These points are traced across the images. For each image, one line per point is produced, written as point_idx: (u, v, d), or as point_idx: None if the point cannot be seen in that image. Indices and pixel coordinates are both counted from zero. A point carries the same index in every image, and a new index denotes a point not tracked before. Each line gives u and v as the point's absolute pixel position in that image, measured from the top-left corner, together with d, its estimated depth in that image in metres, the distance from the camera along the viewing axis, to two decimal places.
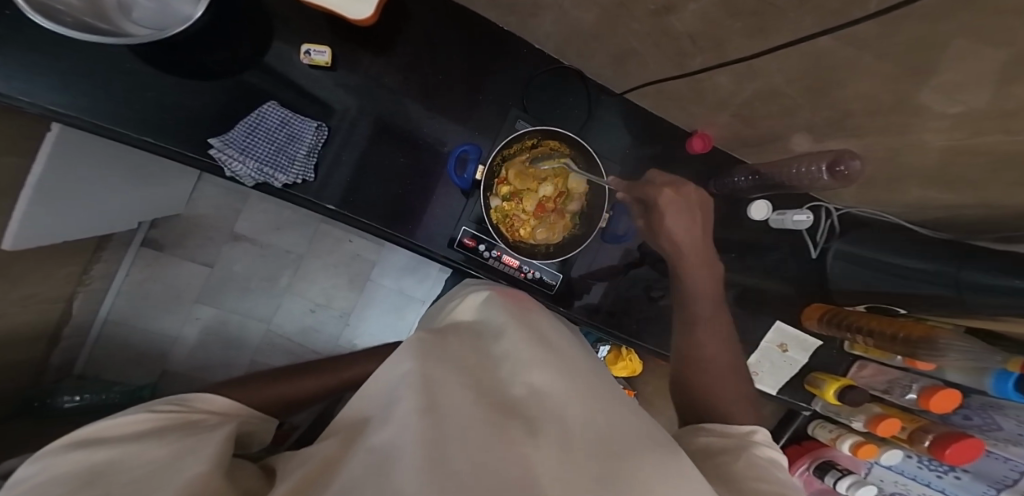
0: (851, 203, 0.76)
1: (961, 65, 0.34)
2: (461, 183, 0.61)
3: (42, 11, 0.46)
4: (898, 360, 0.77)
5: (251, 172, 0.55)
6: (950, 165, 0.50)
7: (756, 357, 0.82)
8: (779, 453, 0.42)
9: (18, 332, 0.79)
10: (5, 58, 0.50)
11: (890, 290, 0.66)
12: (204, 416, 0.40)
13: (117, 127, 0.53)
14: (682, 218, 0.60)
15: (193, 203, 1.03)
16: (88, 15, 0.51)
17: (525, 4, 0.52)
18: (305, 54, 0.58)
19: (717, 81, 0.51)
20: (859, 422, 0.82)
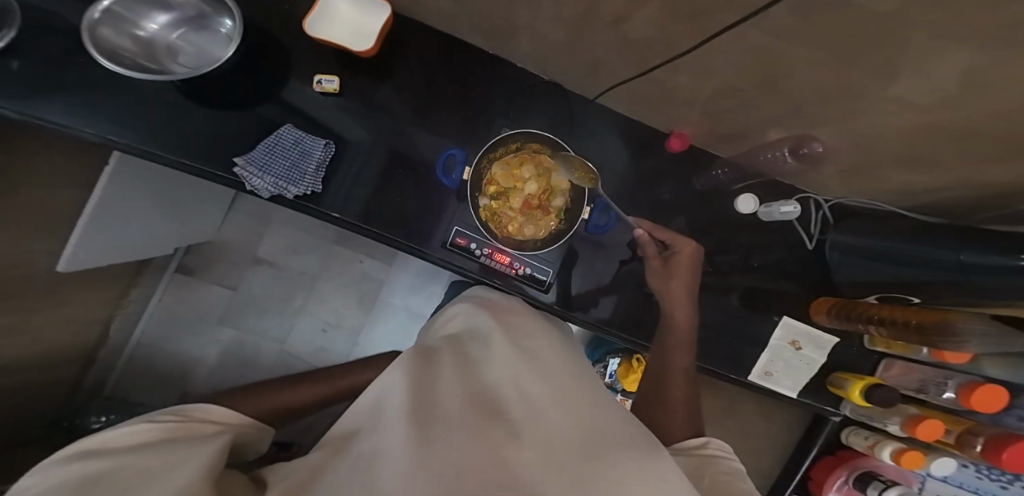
0: (839, 193, 0.77)
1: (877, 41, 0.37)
2: (449, 183, 0.69)
3: (110, 56, 0.62)
4: (925, 354, 0.70)
5: (267, 185, 0.62)
6: (916, 143, 0.52)
7: (764, 357, 0.81)
8: (737, 463, 0.52)
9: (53, 349, 0.86)
10: (74, 98, 0.61)
11: (897, 278, 0.64)
12: (208, 426, 0.45)
13: (155, 150, 0.62)
14: (687, 273, 0.66)
15: (222, 230, 1.13)
16: (143, 57, 0.66)
17: (502, 27, 0.59)
18: (317, 83, 0.67)
19: (680, 78, 0.56)
20: (895, 425, 0.74)
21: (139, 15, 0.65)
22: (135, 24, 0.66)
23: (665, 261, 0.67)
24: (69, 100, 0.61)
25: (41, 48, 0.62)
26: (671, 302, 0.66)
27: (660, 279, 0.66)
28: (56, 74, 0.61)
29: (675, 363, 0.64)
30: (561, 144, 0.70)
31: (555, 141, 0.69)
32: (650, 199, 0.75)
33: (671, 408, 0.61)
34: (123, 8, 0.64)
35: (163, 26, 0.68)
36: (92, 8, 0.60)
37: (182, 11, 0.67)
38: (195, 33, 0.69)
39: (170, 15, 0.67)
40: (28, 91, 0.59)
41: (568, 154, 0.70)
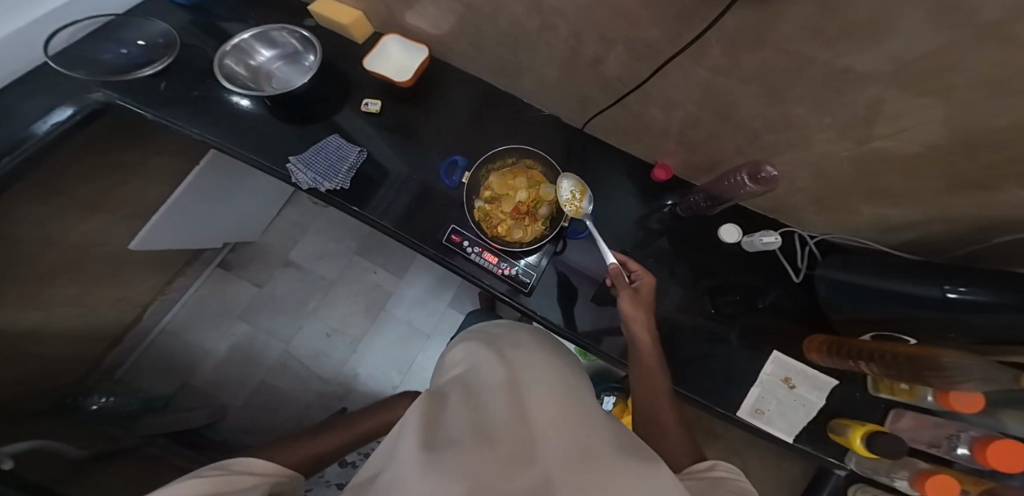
0: (825, 228, 0.73)
1: (779, 59, 0.48)
2: (449, 183, 0.78)
3: (227, 78, 0.84)
4: (930, 401, 0.58)
5: (308, 180, 0.75)
6: (872, 170, 0.57)
7: (752, 394, 0.68)
8: (745, 481, 0.42)
9: (84, 310, 0.98)
10: (195, 110, 0.83)
11: (886, 316, 0.58)
12: (249, 478, 0.47)
13: (236, 148, 0.80)
14: (641, 307, 0.60)
15: (266, 234, 1.27)
16: (250, 80, 0.88)
17: (514, 67, 0.74)
18: (363, 104, 0.82)
19: (652, 112, 0.67)
20: (905, 482, 0.58)
21: (255, 49, 0.88)
22: (251, 55, 0.88)
23: (636, 293, 0.61)
24: (192, 111, 0.83)
25: (184, 68, 0.86)
26: (640, 333, 0.60)
27: (633, 311, 0.60)
28: (190, 93, 0.84)
29: (659, 388, 0.57)
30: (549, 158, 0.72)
31: (544, 156, 0.72)
32: (638, 221, 0.78)
33: (665, 432, 0.54)
34: (246, 44, 0.87)
35: (268, 58, 0.90)
36: (225, 43, 0.84)
37: (284, 49, 0.89)
38: (288, 65, 0.90)
39: (275, 51, 0.89)
40: (169, 104, 0.83)
41: (553, 165, 0.71)
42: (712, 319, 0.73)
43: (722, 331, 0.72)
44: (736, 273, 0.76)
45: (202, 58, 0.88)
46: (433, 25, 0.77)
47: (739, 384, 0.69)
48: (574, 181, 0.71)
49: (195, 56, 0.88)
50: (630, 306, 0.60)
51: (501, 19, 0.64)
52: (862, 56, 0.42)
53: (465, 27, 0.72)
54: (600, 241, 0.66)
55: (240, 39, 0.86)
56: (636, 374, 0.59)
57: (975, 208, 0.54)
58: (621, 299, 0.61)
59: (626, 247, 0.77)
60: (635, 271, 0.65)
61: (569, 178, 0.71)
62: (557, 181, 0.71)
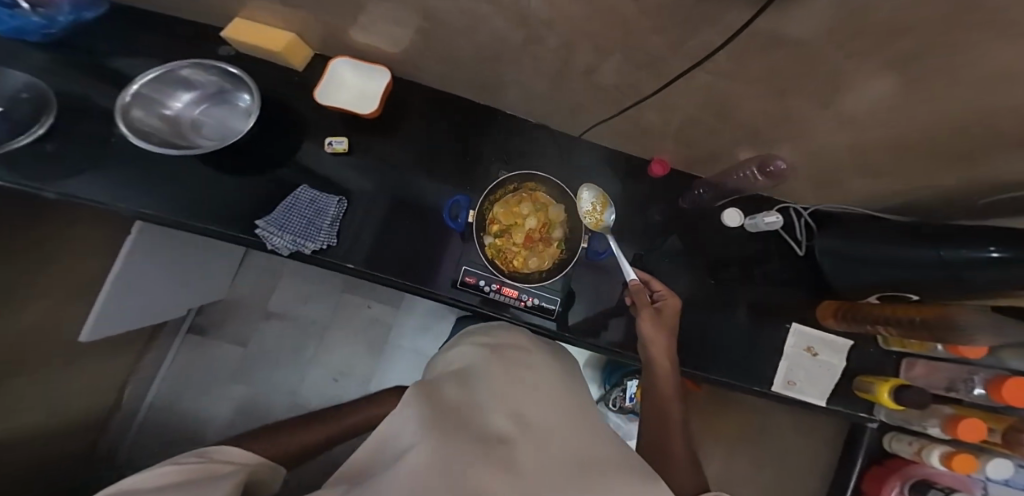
0: (817, 200, 0.76)
1: (790, 71, 0.45)
2: (456, 226, 0.70)
3: (141, 135, 0.71)
4: (940, 350, 0.65)
5: (287, 243, 0.67)
6: (875, 154, 0.58)
7: (782, 367, 0.73)
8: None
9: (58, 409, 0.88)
10: (120, 178, 0.70)
11: (893, 279, 0.59)
12: (224, 465, 0.47)
13: (186, 218, 0.69)
14: (661, 329, 0.59)
15: (234, 288, 1.18)
16: (171, 133, 0.74)
17: (492, 82, 0.68)
18: (328, 145, 0.73)
19: (649, 114, 0.63)
20: (936, 428, 0.64)
21: (165, 95, 0.75)
22: (162, 104, 0.75)
23: (657, 313, 0.61)
24: (116, 180, 0.70)
25: (91, 132, 0.72)
26: (659, 355, 0.59)
27: (652, 331, 0.59)
28: (102, 156, 0.71)
29: (670, 406, 0.57)
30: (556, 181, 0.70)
31: (550, 178, 0.70)
32: (642, 220, 0.77)
33: (672, 456, 0.54)
34: (150, 91, 0.73)
35: (187, 103, 0.77)
36: (122, 93, 0.69)
37: (204, 89, 0.77)
38: (215, 108, 0.78)
39: (194, 93, 0.76)
40: (78, 171, 0.70)
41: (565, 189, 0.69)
42: (727, 305, 0.75)
43: (738, 316, 0.75)
44: (740, 255, 0.78)
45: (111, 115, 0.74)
46: (388, 44, 0.68)
47: (761, 364, 0.73)
48: (595, 192, 0.71)
49: (101, 114, 0.74)
50: (649, 326, 0.59)
51: (478, 36, 0.57)
52: (877, 68, 0.41)
53: (431, 46, 0.64)
54: (621, 259, 0.64)
55: (140, 85, 0.71)
56: (647, 394, 0.59)
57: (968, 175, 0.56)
58: (643, 319, 0.60)
59: (637, 250, 0.76)
60: (658, 290, 0.65)
61: (591, 189, 0.71)
62: (576, 193, 0.71)
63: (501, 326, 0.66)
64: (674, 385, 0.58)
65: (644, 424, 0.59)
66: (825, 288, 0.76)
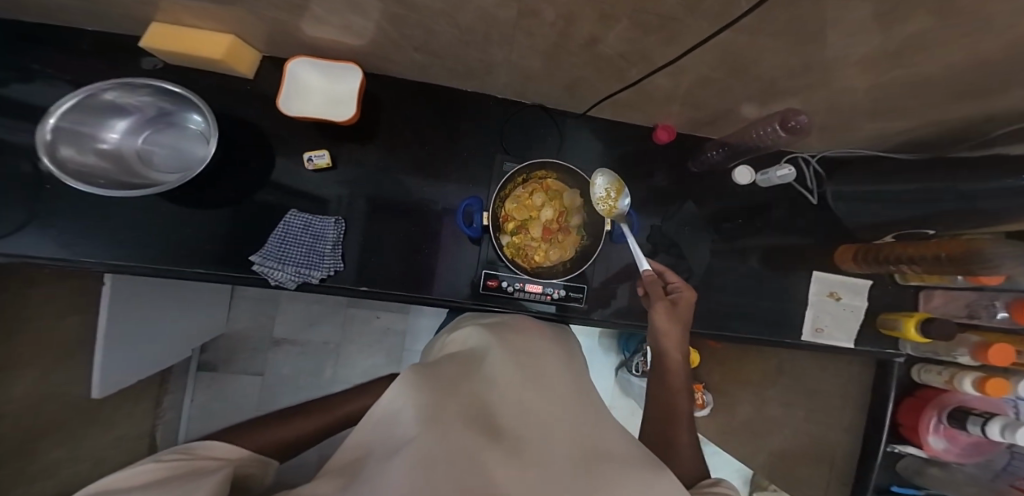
0: (823, 147, 0.71)
1: (828, 22, 0.40)
2: (472, 232, 0.66)
3: (80, 179, 0.58)
4: (960, 281, 0.65)
5: (290, 276, 0.62)
6: (908, 98, 0.53)
7: (809, 317, 0.73)
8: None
9: (92, 468, 0.85)
10: (77, 233, 0.62)
11: (909, 217, 0.60)
12: (209, 461, 0.44)
13: (173, 265, 0.63)
14: (676, 324, 0.60)
15: (232, 320, 1.13)
16: (122, 174, 0.63)
17: (478, 66, 0.61)
18: (307, 161, 0.66)
19: (656, 80, 0.57)
20: (965, 356, 0.65)
21: (94, 126, 0.61)
22: (92, 137, 0.62)
23: (673, 307, 0.60)
24: (72, 236, 0.61)
25: (15, 179, 0.61)
26: (672, 348, 0.60)
27: (667, 325, 0.59)
28: (38, 209, 0.61)
29: (678, 397, 0.58)
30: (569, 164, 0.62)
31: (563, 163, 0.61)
32: (652, 191, 0.73)
33: (677, 442, 0.55)
34: (74, 123, 0.59)
35: (124, 133, 0.64)
36: (41, 129, 0.56)
37: (141, 113, 0.64)
38: (160, 134, 0.67)
39: (129, 120, 0.64)
40: (15, 228, 0.60)
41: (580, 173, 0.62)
42: (749, 267, 0.74)
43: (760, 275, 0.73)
44: (756, 212, 0.75)
45: (28, 158, 0.62)
46: (351, 37, 0.59)
47: (790, 319, 0.73)
48: (609, 177, 0.66)
49: (18, 158, 0.62)
50: (664, 320, 0.59)
51: (462, 19, 0.50)
52: (935, 18, 0.36)
53: (405, 35, 0.56)
54: (635, 250, 0.62)
55: (59, 117, 0.58)
56: (656, 385, 0.60)
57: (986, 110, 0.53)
58: (657, 312, 0.60)
59: (653, 221, 0.72)
60: (673, 283, 0.63)
61: (603, 174, 0.66)
62: (591, 178, 0.65)
63: (507, 316, 0.65)
64: (683, 375, 0.59)
65: (647, 415, 0.59)
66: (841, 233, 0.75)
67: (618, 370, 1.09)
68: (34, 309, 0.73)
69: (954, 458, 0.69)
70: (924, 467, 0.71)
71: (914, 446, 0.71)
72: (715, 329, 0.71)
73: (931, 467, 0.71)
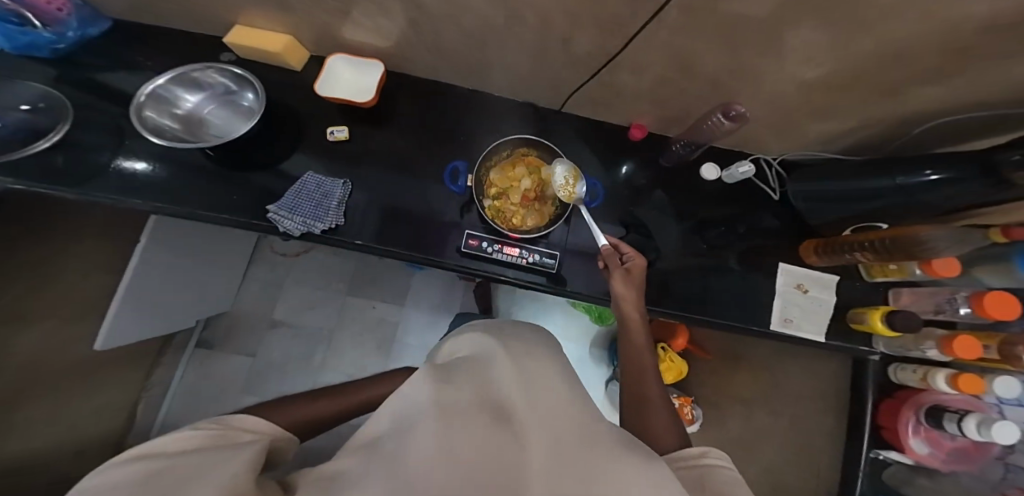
0: (783, 150, 0.79)
1: (739, 23, 0.50)
2: (455, 189, 0.78)
3: (153, 131, 0.74)
4: (919, 273, 0.65)
5: (296, 225, 0.70)
6: (839, 97, 0.61)
7: (778, 308, 0.75)
8: (735, 472, 0.40)
9: (66, 432, 0.87)
10: (123, 174, 0.73)
11: (864, 210, 0.64)
12: (242, 434, 0.41)
13: (193, 208, 0.72)
14: (632, 290, 0.64)
15: (238, 301, 1.21)
16: (185, 134, 0.77)
17: (476, 64, 0.74)
18: (329, 133, 0.79)
19: (622, 78, 0.68)
20: (933, 350, 0.66)
21: (177, 95, 0.77)
22: (174, 103, 0.77)
23: (628, 273, 0.65)
24: (119, 176, 0.73)
25: (98, 130, 0.76)
26: (631, 310, 0.64)
27: (624, 288, 0.64)
28: (110, 162, 0.74)
29: (647, 374, 0.58)
30: (546, 143, 0.76)
31: (541, 142, 0.75)
32: (626, 182, 0.81)
33: (653, 424, 0.52)
34: (164, 90, 0.76)
35: (196, 103, 0.79)
36: (137, 92, 0.73)
37: (212, 89, 0.79)
38: (223, 107, 0.81)
39: (203, 93, 0.79)
40: (80, 169, 0.72)
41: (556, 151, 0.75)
42: (719, 258, 0.78)
43: (727, 264, 0.77)
44: (723, 206, 0.81)
45: (113, 154, 0.74)
46: (376, 35, 0.73)
47: (759, 308, 0.75)
48: (567, 167, 0.73)
49: (101, 118, 0.77)
50: (621, 285, 0.65)
51: (461, 18, 0.62)
52: (817, 12, 0.45)
53: (418, 34, 0.70)
54: (592, 226, 0.70)
55: (155, 85, 0.74)
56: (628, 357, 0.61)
57: (908, 107, 0.60)
58: (615, 280, 0.66)
59: (625, 206, 0.79)
60: (628, 252, 0.68)
61: (563, 164, 0.74)
62: (551, 168, 0.73)
63: (486, 275, 0.72)
64: (648, 352, 0.60)
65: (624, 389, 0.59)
66: (810, 231, 0.79)
67: (609, 381, 1.12)
68: (52, 263, 0.82)
69: (940, 464, 0.67)
70: (913, 478, 0.70)
71: (899, 452, 0.70)
72: (687, 312, 0.74)
73: (920, 478, 0.69)
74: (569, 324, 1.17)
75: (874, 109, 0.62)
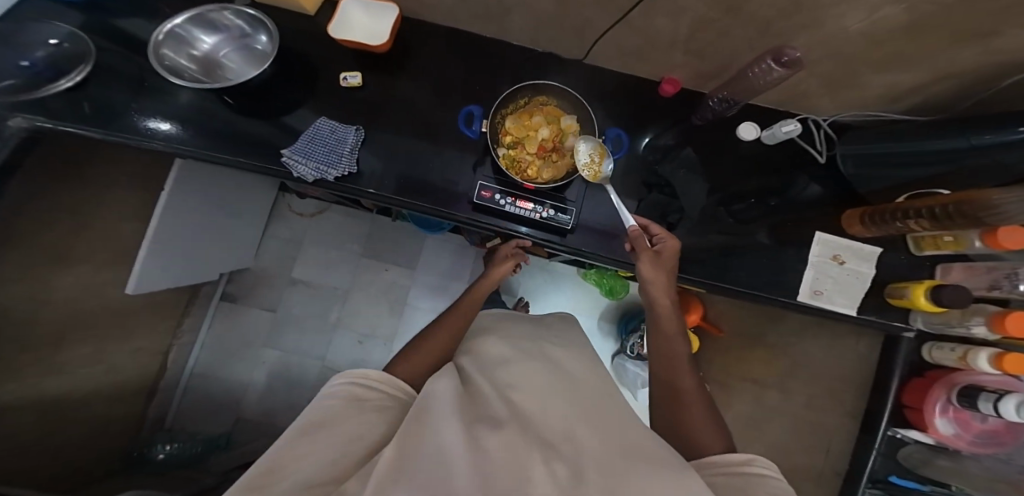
0: (835, 109, 0.73)
1: None
2: (470, 134, 0.75)
3: (171, 72, 0.73)
4: (978, 246, 0.60)
5: (311, 171, 0.70)
6: (907, 44, 0.54)
7: (807, 277, 0.71)
8: (786, 484, 0.37)
9: (105, 377, 0.92)
10: (142, 116, 0.73)
11: (924, 175, 0.59)
12: (385, 402, 0.42)
13: (207, 152, 0.72)
14: (663, 275, 0.60)
15: (260, 256, 1.23)
16: (201, 76, 0.77)
17: (499, 7, 0.69)
18: (343, 79, 0.76)
19: (656, 21, 0.62)
20: (981, 327, 0.61)
21: (193, 36, 0.76)
22: (190, 44, 0.76)
23: (657, 256, 0.61)
24: (139, 119, 0.73)
25: (119, 74, 0.75)
26: (659, 294, 0.59)
27: (651, 272, 0.59)
28: (131, 105, 0.73)
29: (678, 363, 0.55)
30: (568, 92, 0.74)
31: (561, 90, 0.74)
32: (652, 140, 0.76)
33: (692, 421, 0.50)
34: (183, 30, 0.74)
35: (213, 45, 0.78)
36: (156, 30, 0.71)
37: (228, 32, 0.77)
38: (238, 51, 0.79)
39: (218, 35, 0.77)
40: (101, 110, 0.73)
41: (579, 101, 0.74)
42: (747, 226, 0.74)
43: (755, 230, 0.73)
44: (756, 168, 0.76)
45: (140, 117, 0.73)
46: None
47: (787, 277, 0.72)
48: (592, 144, 0.72)
49: (120, 62, 0.76)
50: (648, 267, 0.59)
51: None
52: None
53: None
54: (620, 206, 0.69)
55: (173, 24, 0.73)
56: (658, 345, 0.58)
57: (984, 55, 0.53)
58: (641, 260, 0.60)
59: (650, 165, 0.75)
60: (658, 234, 0.64)
61: (587, 142, 0.72)
62: (575, 145, 0.72)
63: (494, 226, 0.72)
64: (680, 340, 0.57)
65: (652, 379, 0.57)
66: (849, 198, 0.74)
67: (615, 356, 1.12)
68: (92, 212, 0.83)
69: (965, 446, 0.65)
70: (933, 458, 0.68)
71: (920, 431, 0.68)
72: (708, 279, 0.71)
73: (941, 459, 0.67)
74: (583, 295, 1.15)
75: (944, 58, 0.55)
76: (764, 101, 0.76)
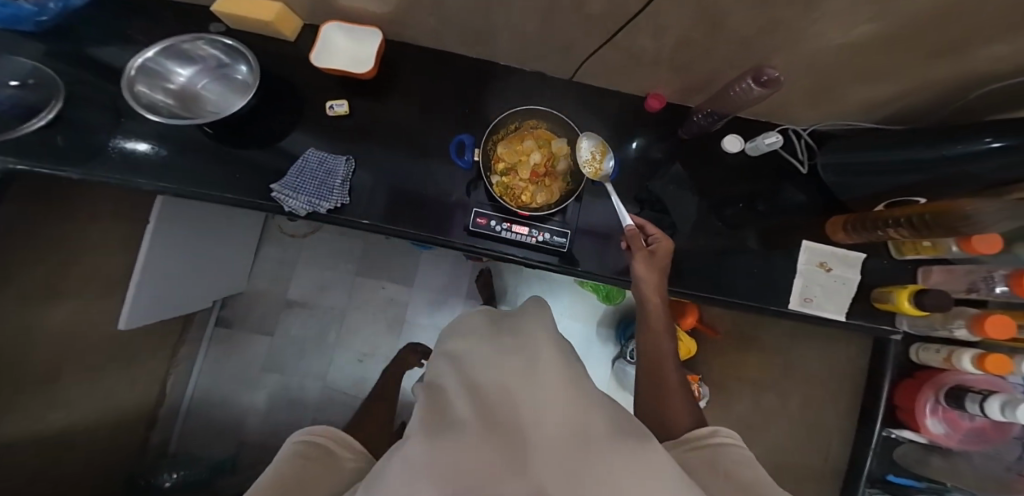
0: (816, 119, 0.74)
1: None
2: (462, 163, 0.73)
3: (148, 108, 0.71)
4: (955, 250, 0.61)
5: (302, 204, 0.68)
6: (889, 58, 0.54)
7: (799, 286, 0.72)
8: (749, 450, 0.39)
9: (104, 412, 0.91)
10: (119, 154, 0.70)
11: (898, 185, 0.58)
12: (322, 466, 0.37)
13: (190, 189, 0.70)
14: (655, 275, 0.62)
15: (252, 280, 1.21)
16: (179, 110, 0.74)
17: (484, 30, 0.68)
18: (329, 108, 0.75)
19: (641, 41, 0.61)
20: (962, 329, 0.62)
21: (167, 69, 0.74)
22: (165, 77, 0.74)
23: (652, 256, 0.62)
24: (116, 157, 0.70)
25: (93, 111, 0.73)
26: (651, 294, 0.61)
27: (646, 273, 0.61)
28: (106, 144, 0.71)
29: (664, 359, 0.57)
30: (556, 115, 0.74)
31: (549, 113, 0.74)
32: (642, 156, 0.76)
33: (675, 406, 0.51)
34: (156, 64, 0.72)
35: (189, 77, 0.76)
36: (128, 66, 0.69)
37: (205, 63, 0.75)
38: (217, 82, 0.77)
39: (195, 67, 0.75)
40: (74, 149, 0.70)
41: (567, 122, 0.74)
42: (739, 237, 0.74)
43: (747, 241, 0.74)
44: (745, 179, 0.76)
45: (117, 155, 0.71)
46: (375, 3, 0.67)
47: (780, 286, 0.73)
48: (594, 141, 0.73)
49: (94, 97, 0.73)
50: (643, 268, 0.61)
51: None
52: None
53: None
54: (618, 206, 0.68)
55: (145, 58, 0.70)
56: (647, 340, 0.60)
57: (965, 67, 0.53)
58: (637, 261, 0.62)
59: (641, 181, 0.75)
60: (654, 234, 0.64)
61: (589, 138, 0.73)
62: (576, 141, 0.73)
63: (491, 252, 0.72)
64: (669, 340, 0.59)
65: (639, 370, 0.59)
66: (836, 205, 0.75)
67: (615, 361, 1.13)
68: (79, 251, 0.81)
69: (955, 444, 0.67)
70: (927, 458, 0.71)
71: (912, 431, 0.71)
72: (703, 291, 0.72)
73: (935, 458, 0.70)
74: (581, 303, 1.16)
75: (926, 71, 0.55)
76: (751, 113, 0.76)
